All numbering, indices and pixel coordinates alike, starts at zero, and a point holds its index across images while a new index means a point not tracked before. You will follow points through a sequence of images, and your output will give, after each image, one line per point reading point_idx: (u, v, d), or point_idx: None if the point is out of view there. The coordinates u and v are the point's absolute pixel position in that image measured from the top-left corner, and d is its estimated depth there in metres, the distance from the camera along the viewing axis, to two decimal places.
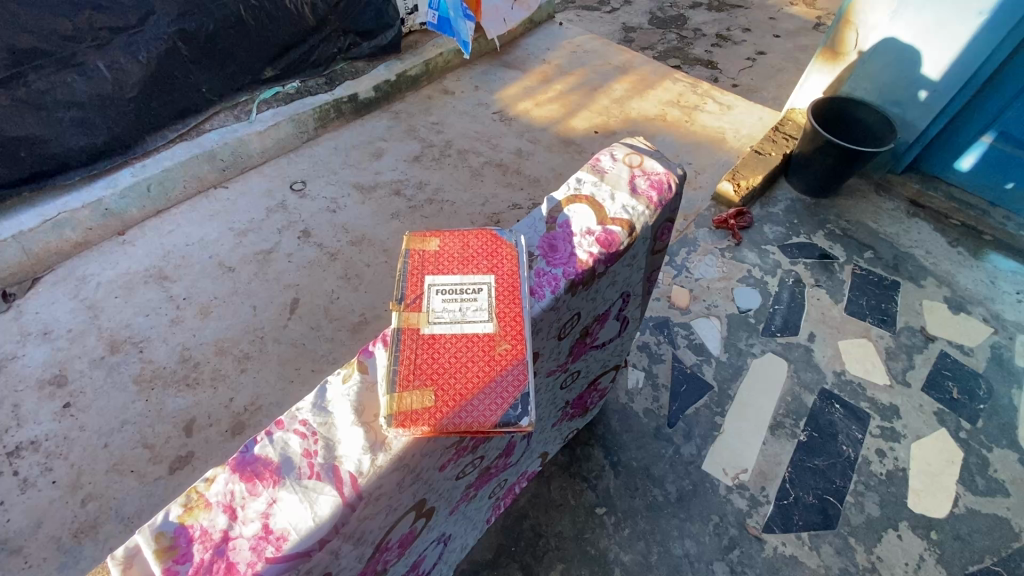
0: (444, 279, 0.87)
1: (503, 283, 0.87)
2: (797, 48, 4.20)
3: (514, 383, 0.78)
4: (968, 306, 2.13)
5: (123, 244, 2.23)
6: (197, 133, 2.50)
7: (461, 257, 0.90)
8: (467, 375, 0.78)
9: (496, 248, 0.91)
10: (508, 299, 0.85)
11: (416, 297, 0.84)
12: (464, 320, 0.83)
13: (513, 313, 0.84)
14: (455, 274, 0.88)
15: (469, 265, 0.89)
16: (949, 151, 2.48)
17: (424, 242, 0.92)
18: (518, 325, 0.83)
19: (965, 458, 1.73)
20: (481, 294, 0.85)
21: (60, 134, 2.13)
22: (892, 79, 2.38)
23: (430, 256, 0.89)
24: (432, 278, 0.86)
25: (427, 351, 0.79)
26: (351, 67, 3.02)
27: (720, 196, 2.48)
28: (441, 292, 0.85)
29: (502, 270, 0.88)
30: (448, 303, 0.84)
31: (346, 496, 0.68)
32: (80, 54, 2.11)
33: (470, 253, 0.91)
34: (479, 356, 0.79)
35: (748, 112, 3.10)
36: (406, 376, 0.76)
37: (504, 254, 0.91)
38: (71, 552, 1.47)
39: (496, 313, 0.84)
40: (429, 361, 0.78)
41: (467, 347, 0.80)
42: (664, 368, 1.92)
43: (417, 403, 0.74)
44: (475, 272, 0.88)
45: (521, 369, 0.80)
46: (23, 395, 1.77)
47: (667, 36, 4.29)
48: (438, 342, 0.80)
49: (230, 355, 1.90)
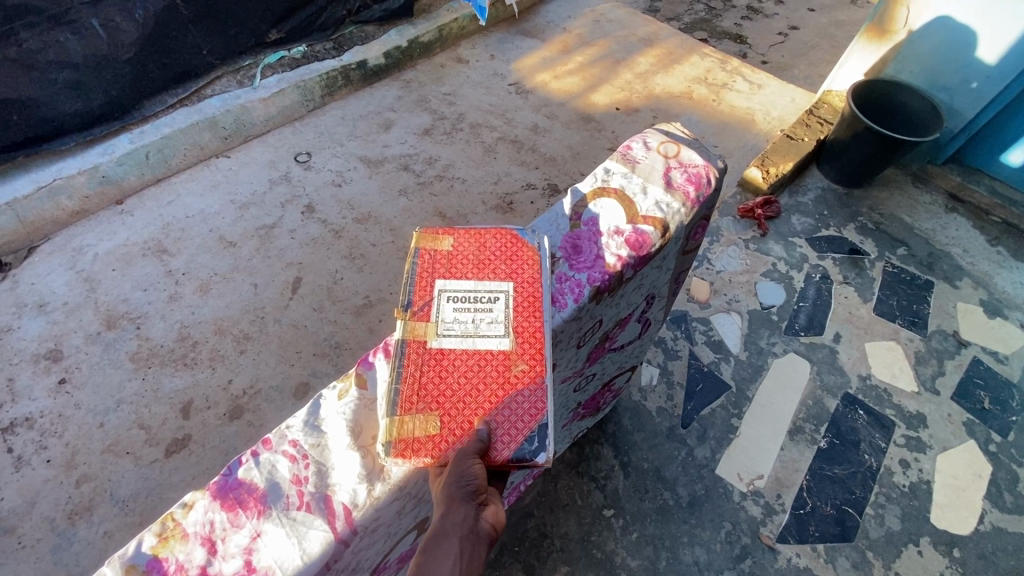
0: (456, 285, 0.77)
1: (522, 292, 0.77)
2: (833, 23, 3.95)
3: (530, 410, 0.70)
4: (1005, 310, 2.01)
5: (122, 213, 2.15)
6: (198, 98, 2.38)
7: (476, 260, 0.80)
8: (477, 398, 0.69)
9: (516, 252, 0.81)
10: (529, 310, 0.76)
11: (424, 304, 0.75)
12: (475, 334, 0.74)
13: (533, 329, 0.74)
14: (469, 279, 0.78)
15: (485, 268, 0.79)
16: (996, 142, 2.31)
17: (437, 241, 0.82)
18: (539, 338, 0.74)
19: (993, 473, 1.65)
20: (499, 302, 0.76)
21: (53, 99, 2.02)
22: (940, 62, 2.21)
23: (442, 258, 0.80)
24: (443, 283, 0.77)
25: (434, 368, 0.70)
26: (360, 31, 2.85)
27: (747, 182, 2.34)
28: (451, 298, 0.76)
29: (524, 277, 0.79)
30: (459, 312, 0.75)
31: (339, 531, 0.61)
32: (73, 11, 1.99)
33: (487, 256, 0.81)
34: (492, 377, 0.71)
35: (780, 92, 2.92)
36: (408, 398, 0.68)
37: (524, 257, 0.81)
38: (65, 534, 1.44)
39: (515, 327, 0.75)
40: (437, 381, 0.70)
41: (480, 365, 0.72)
42: (680, 366, 1.83)
43: (420, 430, 0.66)
44: (491, 278, 0.78)
45: (538, 395, 0.71)
46: (17, 369, 1.72)
47: (695, 6, 4.05)
48: (449, 358, 0.71)
49: (229, 335, 1.83)
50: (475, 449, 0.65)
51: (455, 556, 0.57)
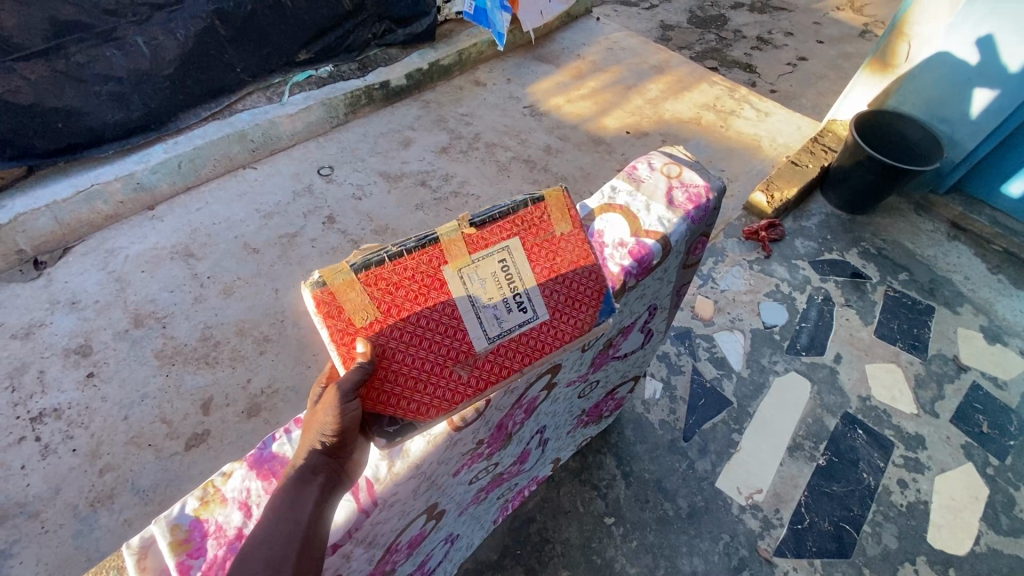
0: (520, 261, 0.74)
1: (535, 331, 0.77)
2: (841, 55, 4.06)
3: (426, 408, 0.70)
4: (1005, 336, 2.05)
5: (153, 218, 2.27)
6: (230, 112, 2.52)
7: (553, 268, 0.77)
8: (417, 351, 0.69)
9: (581, 302, 0.80)
10: (523, 340, 0.76)
11: (486, 237, 0.71)
12: (478, 304, 0.72)
13: (505, 367, 0.76)
14: (531, 270, 0.75)
15: (550, 275, 0.77)
16: (996, 174, 2.37)
17: (559, 217, 0.77)
18: (495, 381, 0.75)
19: (991, 496, 1.67)
20: (521, 310, 0.75)
21: (96, 109, 2.15)
22: (941, 95, 2.28)
23: (541, 234, 0.76)
24: (515, 244, 0.73)
25: (419, 289, 0.67)
26: (384, 53, 2.99)
27: (753, 206, 2.40)
28: (503, 259, 0.73)
29: (560, 327, 0.79)
30: (493, 278, 0.73)
31: (361, 502, 0.68)
32: (120, 29, 2.14)
33: (563, 274, 0.78)
34: (442, 350, 0.70)
35: (786, 120, 3.01)
36: (378, 281, 0.65)
37: (585, 317, 0.81)
38: (86, 520, 1.51)
39: (503, 347, 0.75)
40: (411, 297, 0.67)
41: (447, 333, 0.70)
42: (683, 381, 1.88)
43: (350, 308, 0.64)
44: (540, 294, 0.76)
45: (445, 409, 0.72)
46: (48, 362, 1.81)
47: (706, 36, 4.18)
48: (444, 292, 0.69)
49: (250, 336, 1.91)
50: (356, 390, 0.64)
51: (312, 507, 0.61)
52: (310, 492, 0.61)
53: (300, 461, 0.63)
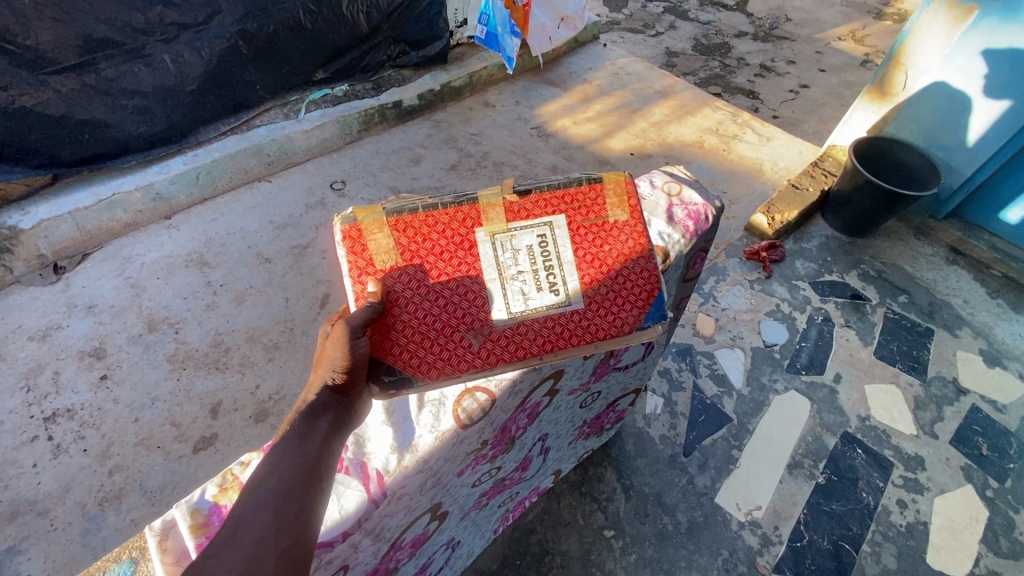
0: (561, 242, 0.83)
1: (563, 319, 0.85)
2: (843, 84, 4.15)
3: (428, 365, 0.82)
4: (1004, 360, 2.07)
5: (170, 227, 2.34)
6: (247, 127, 2.62)
7: (596, 256, 0.84)
8: (429, 306, 0.81)
9: (623, 303, 0.86)
10: (543, 320, 0.84)
11: (529, 210, 0.82)
12: (502, 273, 0.82)
13: (518, 346, 0.84)
14: (571, 254, 0.84)
15: (587, 262, 0.85)
16: (994, 200, 2.42)
17: (615, 206, 0.85)
18: (505, 359, 0.84)
19: (991, 518, 1.67)
20: (549, 289, 0.84)
21: (121, 121, 2.26)
22: (938, 123, 2.34)
23: (591, 218, 0.84)
24: (558, 221, 0.83)
25: (446, 248, 0.80)
26: (398, 74, 3.10)
27: (753, 227, 2.45)
28: (540, 234, 0.82)
29: (592, 318, 0.86)
30: (527, 250, 0.82)
31: (372, 492, 0.74)
32: (148, 46, 2.20)
33: (604, 264, 0.85)
34: (450, 309, 0.82)
35: (788, 144, 3.08)
36: (404, 230, 0.79)
37: (628, 317, 0.87)
38: (95, 519, 1.54)
39: (522, 324, 0.84)
40: (434, 252, 0.80)
41: (463, 298, 0.82)
42: (684, 397, 1.90)
43: (374, 248, 0.78)
44: (575, 281, 0.84)
45: (451, 372, 0.82)
46: (63, 363, 1.86)
47: (710, 63, 4.29)
48: (470, 253, 0.81)
49: (259, 343, 1.96)
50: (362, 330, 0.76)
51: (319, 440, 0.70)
52: (320, 426, 0.70)
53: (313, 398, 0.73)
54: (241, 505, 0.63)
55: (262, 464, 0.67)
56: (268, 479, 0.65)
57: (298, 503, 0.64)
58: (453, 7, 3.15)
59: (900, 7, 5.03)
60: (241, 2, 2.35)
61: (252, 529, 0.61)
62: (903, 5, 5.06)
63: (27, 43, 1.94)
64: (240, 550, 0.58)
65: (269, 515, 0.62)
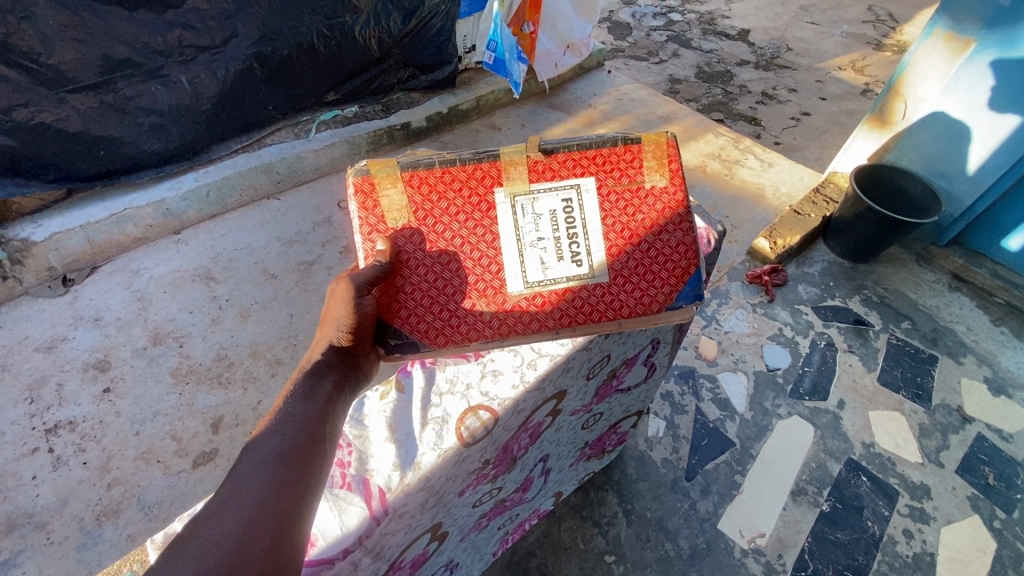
0: (588, 209, 0.93)
1: (587, 293, 0.96)
2: (843, 112, 4.21)
3: (433, 330, 0.93)
4: (1009, 389, 2.05)
5: (178, 242, 2.37)
6: (259, 146, 2.68)
7: (623, 225, 0.95)
8: (442, 271, 0.92)
9: (648, 280, 0.97)
10: (560, 289, 0.95)
11: (556, 171, 0.91)
12: (520, 238, 0.93)
13: (531, 314, 0.94)
14: (598, 223, 0.94)
15: (615, 230, 0.95)
16: (995, 229, 2.43)
17: (650, 176, 0.94)
18: (517, 330, 0.94)
19: (999, 549, 1.64)
20: (570, 256, 0.95)
21: (137, 138, 2.31)
22: (938, 152, 2.37)
23: (621, 185, 0.94)
24: (586, 184, 0.92)
25: (466, 212, 0.91)
26: (407, 97, 3.17)
27: (755, 251, 2.47)
28: (565, 198, 0.92)
29: (616, 292, 0.96)
30: (550, 215, 0.92)
31: (374, 509, 0.74)
32: (166, 67, 2.27)
33: (629, 232, 0.95)
34: (458, 277, 0.92)
35: (790, 170, 3.11)
36: (421, 190, 0.89)
37: (656, 294, 0.98)
38: (91, 534, 1.53)
39: (536, 294, 0.95)
40: (450, 212, 0.90)
41: (480, 265, 0.93)
42: (686, 420, 1.89)
43: (386, 205, 0.88)
44: (600, 253, 0.95)
45: (464, 339, 0.93)
46: (67, 375, 1.87)
47: (713, 90, 4.37)
48: (487, 215, 0.91)
49: (263, 359, 1.96)
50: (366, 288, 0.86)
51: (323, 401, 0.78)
52: (326, 383, 0.80)
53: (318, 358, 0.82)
54: (242, 469, 0.68)
55: (263, 429, 0.73)
56: (270, 441, 0.71)
57: (297, 465, 0.69)
58: (462, 34, 3.24)
59: (899, 39, 5.13)
60: (257, 26, 2.42)
61: (251, 488, 0.66)
62: (902, 37, 5.16)
63: (49, 62, 2.01)
64: (239, 509, 0.63)
65: (268, 477, 0.67)
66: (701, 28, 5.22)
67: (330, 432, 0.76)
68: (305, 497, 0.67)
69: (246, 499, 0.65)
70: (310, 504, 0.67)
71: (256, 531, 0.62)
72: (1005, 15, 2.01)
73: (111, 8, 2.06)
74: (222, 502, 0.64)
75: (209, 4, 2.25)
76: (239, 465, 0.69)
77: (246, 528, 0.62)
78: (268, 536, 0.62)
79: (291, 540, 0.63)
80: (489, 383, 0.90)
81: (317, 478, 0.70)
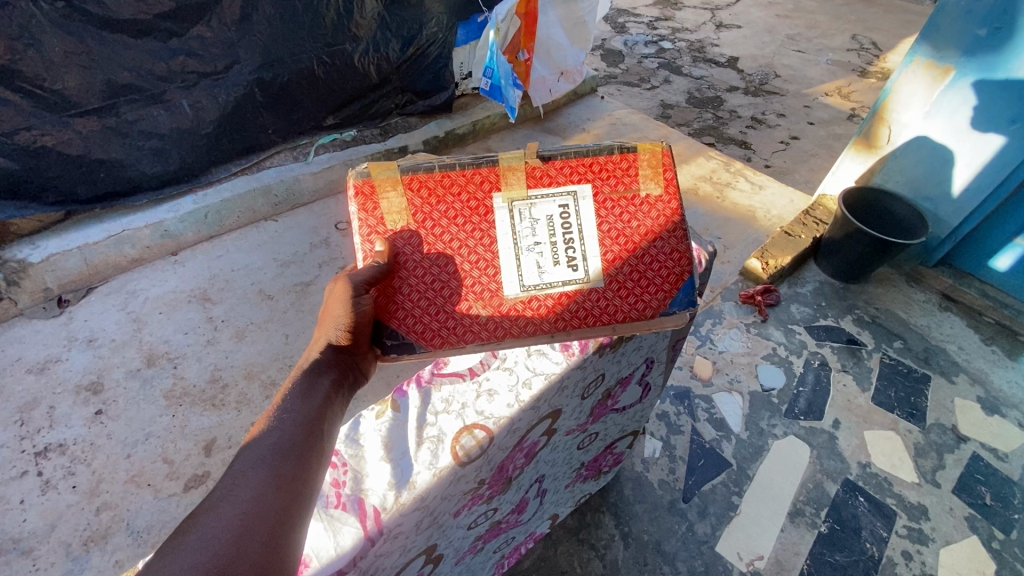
0: (584, 215, 0.96)
1: (582, 298, 0.99)
2: (831, 136, 4.31)
3: (432, 333, 0.98)
4: (1003, 408, 2.06)
5: (175, 263, 2.38)
6: (257, 169, 2.72)
7: (619, 231, 0.98)
8: (440, 276, 0.96)
9: (643, 287, 1.00)
10: (555, 293, 0.99)
11: (553, 177, 0.95)
12: (518, 242, 0.96)
13: (527, 318, 0.99)
14: (594, 230, 0.97)
15: (611, 236, 0.98)
16: (982, 250, 2.48)
17: (645, 184, 0.97)
18: (512, 332, 0.99)
19: (997, 570, 1.63)
20: (566, 261, 0.98)
21: (137, 160, 2.35)
22: (923, 175, 2.44)
23: (617, 194, 0.97)
24: (585, 191, 0.96)
25: (464, 218, 0.94)
26: (405, 122, 3.23)
27: (748, 271, 2.51)
28: (562, 204, 0.96)
29: (610, 297, 0.99)
30: (548, 219, 0.95)
31: (368, 529, 0.73)
32: (168, 92, 2.31)
33: (625, 238, 0.98)
34: (453, 283, 0.97)
35: (780, 192, 3.17)
36: (419, 196, 0.93)
37: (651, 300, 1.00)
38: (78, 560, 1.50)
39: (532, 297, 0.99)
40: (449, 214, 0.94)
41: (476, 269, 0.96)
42: (683, 441, 1.89)
43: (385, 208, 0.92)
44: (596, 258, 0.98)
45: (461, 341, 0.98)
46: (60, 398, 1.85)
47: (704, 115, 4.48)
48: (485, 219, 0.95)
49: (257, 380, 1.96)
50: (365, 288, 0.90)
51: (321, 396, 0.81)
52: (324, 380, 0.84)
53: (318, 358, 0.86)
54: (240, 465, 0.69)
55: (262, 427, 0.74)
56: (269, 437, 0.72)
57: (295, 461, 0.71)
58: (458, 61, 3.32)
59: (883, 66, 5.29)
60: (258, 53, 2.48)
61: (249, 484, 0.66)
62: (886, 64, 5.32)
63: (53, 87, 2.05)
64: (237, 503, 0.64)
65: (265, 473, 0.68)
66: (691, 55, 5.37)
67: (327, 430, 0.78)
68: (304, 491, 0.68)
69: (245, 494, 0.65)
70: (309, 498, 0.68)
71: (254, 525, 0.62)
72: (982, 45, 2.09)
73: (115, 35, 2.10)
74: (220, 496, 0.65)
75: (212, 32, 2.31)
76: (237, 462, 0.69)
77: (246, 520, 0.62)
78: (266, 530, 0.62)
79: (293, 532, 0.64)
80: (485, 402, 0.90)
81: (315, 474, 0.71)
